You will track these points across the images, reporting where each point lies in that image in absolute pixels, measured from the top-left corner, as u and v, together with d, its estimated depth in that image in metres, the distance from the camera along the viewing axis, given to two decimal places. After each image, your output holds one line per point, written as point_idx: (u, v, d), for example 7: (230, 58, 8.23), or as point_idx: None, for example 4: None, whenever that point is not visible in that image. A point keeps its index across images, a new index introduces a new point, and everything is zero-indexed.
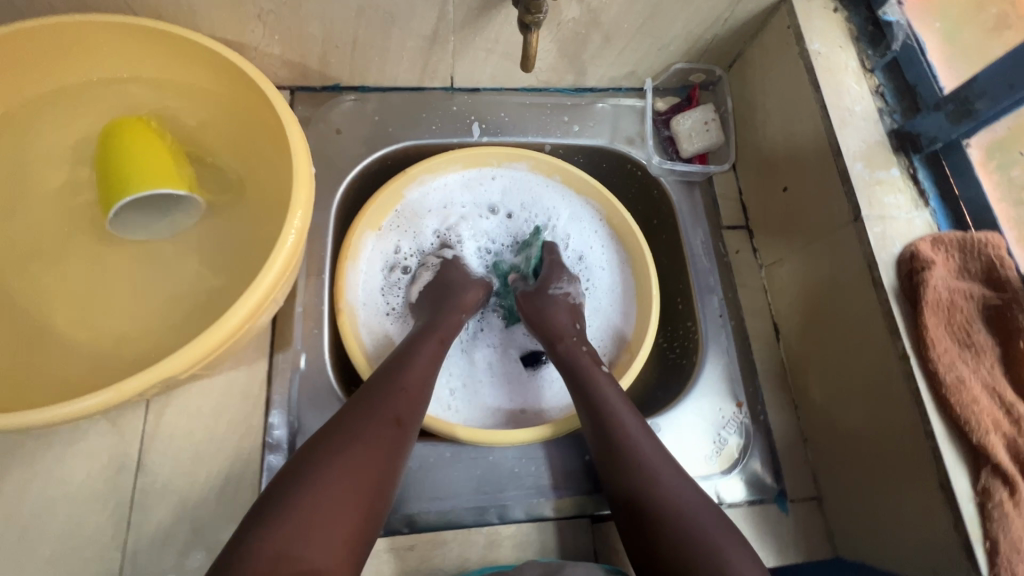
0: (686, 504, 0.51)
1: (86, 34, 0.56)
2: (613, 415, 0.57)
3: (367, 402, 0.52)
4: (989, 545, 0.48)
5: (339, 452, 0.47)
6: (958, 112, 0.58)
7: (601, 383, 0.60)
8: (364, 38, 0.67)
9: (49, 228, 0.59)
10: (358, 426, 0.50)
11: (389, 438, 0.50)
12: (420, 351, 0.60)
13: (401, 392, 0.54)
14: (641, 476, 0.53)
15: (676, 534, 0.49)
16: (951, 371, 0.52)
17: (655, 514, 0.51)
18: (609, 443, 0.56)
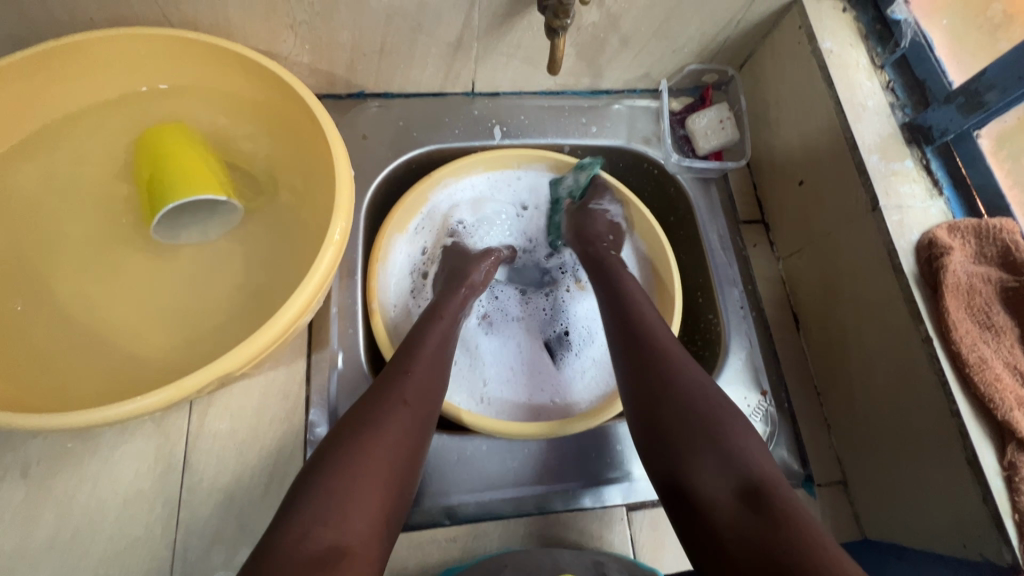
0: (717, 400, 0.53)
1: (129, 46, 0.58)
2: (650, 328, 0.60)
3: (375, 390, 0.54)
4: (1018, 517, 0.49)
5: (352, 438, 0.49)
6: (970, 104, 0.60)
7: (637, 298, 0.64)
8: (391, 46, 0.69)
9: (90, 236, 0.60)
10: (367, 411, 0.51)
11: (397, 420, 0.52)
12: (422, 337, 0.61)
13: (405, 375, 0.55)
14: (676, 374, 0.55)
15: (714, 430, 0.51)
16: (973, 351, 0.54)
17: (691, 414, 0.52)
18: (645, 345, 0.58)
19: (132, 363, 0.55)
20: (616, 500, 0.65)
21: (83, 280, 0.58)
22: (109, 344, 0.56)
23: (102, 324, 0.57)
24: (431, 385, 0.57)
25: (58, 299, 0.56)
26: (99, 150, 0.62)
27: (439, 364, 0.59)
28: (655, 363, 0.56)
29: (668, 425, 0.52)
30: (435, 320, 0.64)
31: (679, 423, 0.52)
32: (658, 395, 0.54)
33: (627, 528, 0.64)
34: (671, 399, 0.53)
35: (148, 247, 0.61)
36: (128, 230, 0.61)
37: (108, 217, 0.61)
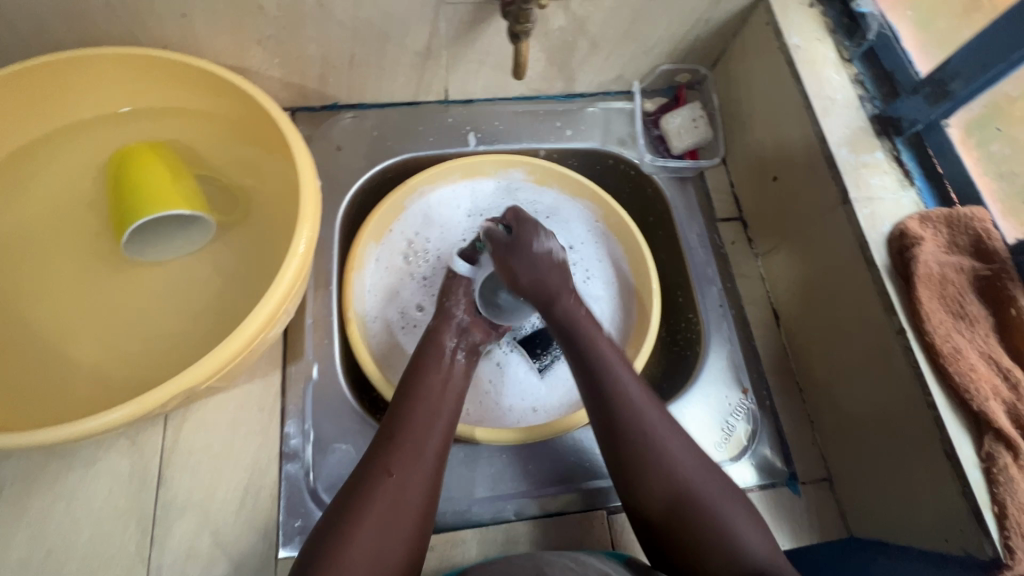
0: (709, 499, 0.53)
1: (95, 67, 0.59)
2: (641, 415, 0.57)
3: (363, 467, 0.52)
4: (998, 509, 0.49)
5: (342, 529, 0.48)
6: (935, 93, 0.60)
7: (620, 374, 0.59)
8: (361, 57, 0.70)
9: (60, 252, 0.60)
10: (355, 494, 0.50)
11: (382, 496, 0.50)
12: (413, 393, 0.59)
13: (388, 444, 0.54)
14: (659, 445, 0.55)
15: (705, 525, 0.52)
16: (947, 341, 0.54)
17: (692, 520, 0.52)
18: (640, 436, 0.56)
19: (102, 380, 0.55)
20: (596, 504, 0.64)
21: (54, 298, 0.58)
22: (78, 362, 0.56)
23: (72, 342, 0.57)
24: (423, 445, 0.54)
25: (29, 318, 0.56)
26: (70, 169, 0.62)
27: (431, 422, 0.57)
28: (645, 446, 0.55)
29: (673, 527, 0.53)
30: (428, 368, 0.61)
31: (679, 519, 0.53)
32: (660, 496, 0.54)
33: (608, 532, 0.63)
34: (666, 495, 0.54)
35: (119, 264, 0.61)
36: (98, 247, 0.61)
37: (79, 235, 0.61)
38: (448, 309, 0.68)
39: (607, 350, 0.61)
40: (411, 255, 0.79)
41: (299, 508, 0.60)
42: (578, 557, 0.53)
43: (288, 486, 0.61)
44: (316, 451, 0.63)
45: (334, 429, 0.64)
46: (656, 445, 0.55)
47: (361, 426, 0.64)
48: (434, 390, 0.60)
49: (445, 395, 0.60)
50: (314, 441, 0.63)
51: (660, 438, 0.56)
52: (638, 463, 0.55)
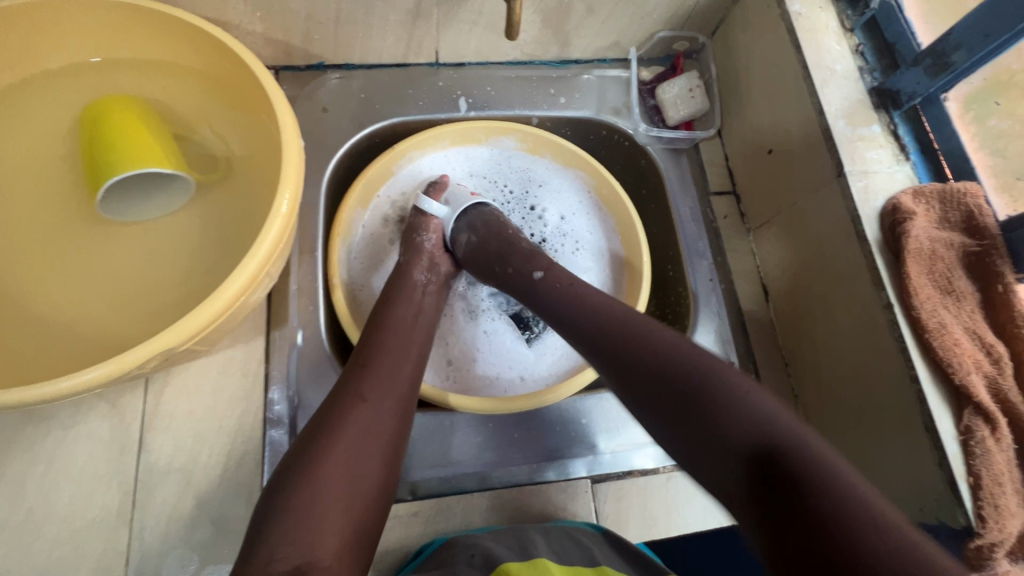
0: (710, 380, 0.44)
1: (62, 12, 0.55)
2: (624, 320, 0.52)
3: (334, 394, 0.50)
4: (973, 480, 0.50)
5: (309, 452, 0.45)
6: (936, 65, 0.59)
7: (592, 297, 0.55)
8: (347, 13, 0.67)
9: (30, 210, 0.58)
10: (327, 417, 0.48)
11: (354, 419, 0.47)
12: (385, 328, 0.57)
13: (364, 374, 0.51)
14: (617, 328, 0.52)
15: (692, 385, 0.45)
16: (934, 317, 0.54)
17: (675, 387, 0.46)
18: (627, 359, 0.49)
19: (78, 342, 0.54)
20: (581, 472, 0.65)
21: (27, 258, 0.56)
22: (51, 323, 0.54)
23: (46, 303, 0.55)
24: (396, 374, 0.53)
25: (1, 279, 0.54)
26: (41, 123, 0.60)
27: (403, 353, 0.55)
28: (623, 343, 0.50)
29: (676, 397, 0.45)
30: (398, 304, 0.60)
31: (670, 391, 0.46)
32: (652, 381, 0.47)
33: (591, 501, 0.64)
34: (671, 387, 0.46)
35: (95, 223, 0.59)
36: (72, 206, 0.59)
37: (51, 193, 0.59)
38: (418, 245, 0.68)
39: (580, 283, 0.58)
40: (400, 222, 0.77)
41: None
42: (564, 537, 0.56)
43: (272, 451, 0.61)
44: (299, 415, 0.63)
45: (318, 395, 0.63)
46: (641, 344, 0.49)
47: None
48: (406, 323, 0.58)
49: (415, 328, 0.59)
50: (298, 408, 0.63)
51: (639, 329, 0.51)
52: (624, 357, 0.50)
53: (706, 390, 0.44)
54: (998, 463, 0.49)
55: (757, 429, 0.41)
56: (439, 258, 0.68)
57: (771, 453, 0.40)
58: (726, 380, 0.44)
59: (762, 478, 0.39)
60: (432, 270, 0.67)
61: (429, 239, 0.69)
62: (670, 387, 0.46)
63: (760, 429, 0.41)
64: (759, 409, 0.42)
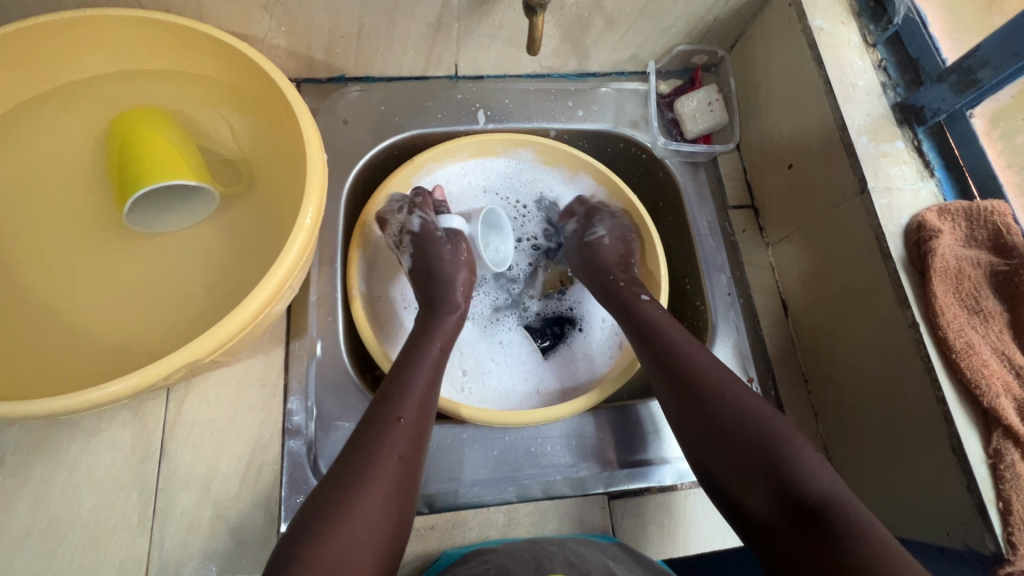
0: (767, 431, 0.50)
1: (95, 28, 0.57)
2: (679, 340, 0.59)
3: (361, 443, 0.50)
4: (1003, 505, 0.49)
5: (336, 507, 0.45)
6: (962, 82, 0.59)
7: (667, 328, 0.60)
8: (370, 27, 0.68)
9: (58, 221, 0.59)
10: (356, 466, 0.48)
11: (383, 474, 0.48)
12: (413, 369, 0.56)
13: (396, 424, 0.51)
14: (675, 345, 0.58)
15: (743, 429, 0.51)
16: (960, 337, 0.53)
17: (728, 415, 0.52)
18: (680, 368, 0.56)
19: (103, 352, 0.54)
20: (599, 488, 0.65)
21: (57, 268, 0.57)
22: (77, 332, 0.55)
23: (73, 313, 0.56)
24: (422, 421, 0.53)
25: (29, 288, 0.55)
26: (71, 135, 0.61)
27: (430, 405, 0.55)
28: (676, 356, 0.57)
29: (722, 425, 0.52)
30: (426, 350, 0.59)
31: (712, 412, 0.53)
32: (697, 396, 0.54)
33: (608, 516, 0.64)
34: (723, 415, 0.52)
35: (121, 234, 0.60)
36: (99, 217, 0.60)
37: (80, 204, 0.60)
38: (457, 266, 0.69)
39: (656, 313, 0.63)
40: (414, 207, 0.72)
41: (300, 483, 0.60)
42: (579, 550, 0.55)
43: (291, 462, 0.61)
44: (317, 426, 0.63)
45: (336, 406, 0.64)
46: (694, 363, 0.56)
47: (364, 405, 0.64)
48: (433, 368, 0.58)
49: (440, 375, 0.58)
50: (316, 419, 0.63)
51: (690, 353, 0.57)
52: (670, 364, 0.57)
53: (771, 441, 0.50)
54: None
55: (810, 498, 0.46)
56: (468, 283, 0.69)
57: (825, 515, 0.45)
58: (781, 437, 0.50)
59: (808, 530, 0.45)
60: (466, 296, 0.68)
61: (462, 274, 0.69)
62: (723, 419, 0.52)
63: (823, 512, 0.45)
64: (811, 469, 0.48)
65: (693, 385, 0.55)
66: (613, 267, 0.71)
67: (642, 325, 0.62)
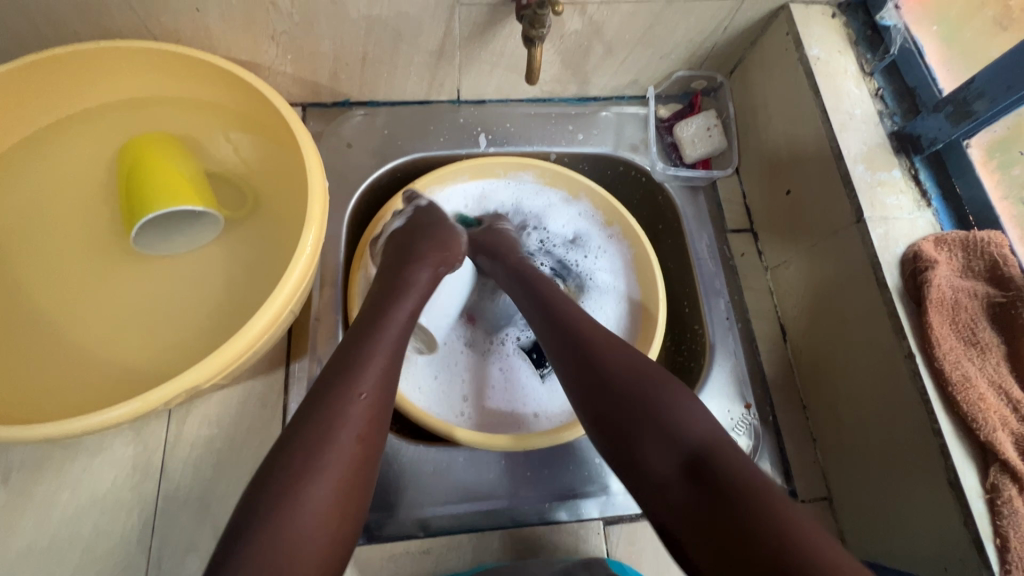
0: (649, 385, 0.49)
1: (108, 59, 0.59)
2: (573, 310, 0.58)
3: (309, 420, 0.44)
4: (1000, 542, 0.49)
5: (275, 491, 0.41)
6: (958, 113, 0.59)
7: (562, 296, 0.60)
8: (374, 55, 0.69)
9: (68, 245, 0.60)
10: (294, 455, 0.42)
11: (324, 470, 0.42)
12: (369, 343, 0.50)
13: (350, 402, 0.45)
14: (576, 314, 0.57)
15: (630, 386, 0.49)
16: (957, 369, 0.53)
17: (618, 374, 0.50)
18: (573, 333, 0.55)
19: (107, 374, 0.56)
20: (594, 513, 0.65)
21: (66, 290, 0.59)
22: (82, 353, 0.56)
23: (79, 335, 0.57)
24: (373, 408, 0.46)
25: (37, 310, 0.57)
26: (84, 160, 0.63)
27: (386, 379, 0.49)
28: (572, 327, 0.56)
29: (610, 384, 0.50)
30: (380, 325, 0.53)
31: (607, 374, 0.51)
32: (588, 359, 0.52)
33: (603, 541, 0.64)
34: (611, 375, 0.51)
35: (128, 256, 0.62)
36: (108, 240, 0.62)
37: (90, 227, 0.62)
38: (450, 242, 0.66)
39: (546, 284, 0.63)
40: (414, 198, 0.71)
41: None
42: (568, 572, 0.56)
43: None
44: None
45: None
46: (587, 329, 0.55)
47: None
48: (393, 338, 0.52)
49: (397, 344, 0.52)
50: None
51: (586, 322, 0.56)
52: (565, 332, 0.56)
53: (651, 396, 0.48)
54: None
55: (694, 444, 0.45)
56: (433, 253, 0.63)
57: (703, 456, 0.44)
58: (672, 403, 0.47)
59: (697, 479, 0.43)
60: (436, 266, 0.63)
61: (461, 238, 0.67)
62: (612, 378, 0.50)
63: (697, 458, 0.44)
64: (694, 417, 0.47)
65: (585, 348, 0.53)
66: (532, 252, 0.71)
67: (544, 299, 0.61)
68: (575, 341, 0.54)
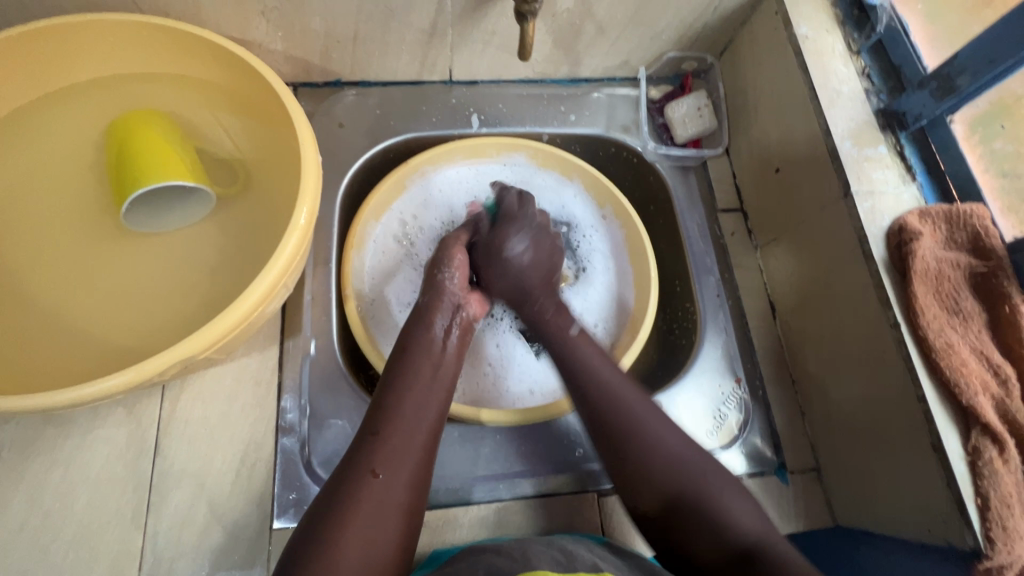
0: (690, 473, 0.54)
1: (95, 33, 0.58)
2: (604, 375, 0.60)
3: (344, 466, 0.50)
4: (981, 501, 0.50)
5: (321, 531, 0.45)
6: (941, 88, 0.60)
7: (581, 344, 0.63)
8: (365, 33, 0.69)
9: (56, 221, 0.60)
10: (337, 496, 0.47)
11: (369, 497, 0.47)
12: (398, 380, 0.56)
13: (371, 439, 0.51)
14: (594, 373, 0.60)
15: (667, 473, 0.54)
16: (940, 337, 0.54)
17: (657, 466, 0.55)
18: (592, 403, 0.59)
19: (99, 350, 0.55)
20: (588, 486, 0.66)
21: (55, 266, 0.58)
22: (74, 330, 0.56)
23: (69, 311, 0.57)
24: (409, 441, 0.52)
25: (26, 286, 0.56)
26: (71, 137, 0.62)
27: (418, 412, 0.54)
28: (603, 403, 0.58)
29: (649, 475, 0.55)
30: (417, 357, 0.58)
31: (635, 462, 0.55)
32: (621, 443, 0.56)
33: (598, 514, 0.65)
34: (640, 462, 0.55)
35: (119, 233, 0.61)
36: (97, 217, 0.61)
37: (78, 204, 0.61)
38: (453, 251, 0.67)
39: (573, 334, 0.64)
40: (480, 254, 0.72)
41: (293, 481, 0.61)
42: (567, 550, 0.53)
43: (284, 459, 0.62)
44: (311, 424, 0.63)
45: (330, 404, 0.65)
46: (609, 392, 0.58)
47: (357, 402, 0.65)
48: (431, 365, 0.58)
49: (433, 377, 0.57)
50: (310, 417, 0.64)
51: (614, 386, 0.59)
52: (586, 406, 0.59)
53: (693, 484, 0.54)
54: (1006, 484, 0.50)
55: (739, 544, 0.51)
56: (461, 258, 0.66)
57: (753, 556, 0.50)
58: (714, 485, 0.54)
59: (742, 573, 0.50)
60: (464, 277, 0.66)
61: (457, 256, 0.66)
62: (649, 469, 0.55)
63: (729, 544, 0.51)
64: (733, 512, 0.53)
65: (605, 419, 0.57)
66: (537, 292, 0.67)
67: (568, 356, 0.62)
68: (598, 402, 0.58)
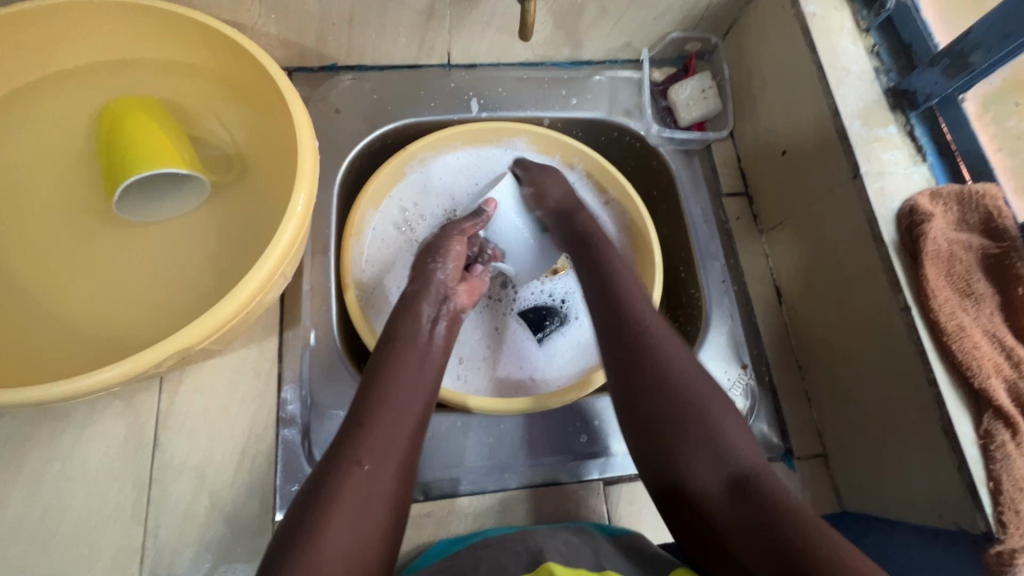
0: (695, 391, 0.53)
1: (82, 15, 0.56)
2: (646, 311, 0.59)
3: (331, 453, 0.48)
4: (993, 485, 0.49)
5: (305, 519, 0.43)
6: (954, 66, 0.59)
7: (627, 281, 0.63)
8: (361, 14, 0.67)
9: (47, 212, 0.58)
10: (321, 484, 0.46)
11: (356, 487, 0.46)
12: (386, 371, 0.54)
13: (357, 428, 0.50)
14: (637, 304, 0.60)
15: (671, 380, 0.53)
16: (952, 319, 0.53)
17: (668, 404, 0.52)
18: (620, 323, 0.58)
19: (94, 341, 0.54)
20: (594, 474, 0.65)
21: (46, 258, 0.57)
22: (68, 322, 0.55)
23: (63, 303, 0.55)
24: (395, 432, 0.50)
25: (17, 277, 0.55)
26: (59, 124, 0.60)
27: (407, 403, 0.53)
28: (631, 318, 0.58)
29: (649, 406, 0.53)
30: (404, 347, 0.57)
31: (653, 359, 0.55)
32: (639, 340, 0.56)
33: (603, 503, 0.64)
34: (652, 374, 0.54)
35: (112, 223, 0.60)
36: (89, 207, 0.60)
37: (69, 193, 0.59)
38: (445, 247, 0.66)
39: (619, 266, 0.65)
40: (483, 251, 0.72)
41: (295, 472, 0.60)
42: (570, 539, 0.52)
43: (286, 450, 0.61)
44: (312, 415, 0.63)
45: (332, 395, 0.64)
46: (648, 329, 0.57)
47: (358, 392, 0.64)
48: (418, 357, 0.57)
49: (422, 369, 0.56)
50: (311, 407, 0.63)
51: (645, 314, 0.59)
52: (616, 319, 0.59)
53: (694, 403, 0.52)
54: (1020, 469, 0.49)
55: (731, 464, 0.48)
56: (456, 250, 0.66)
57: (747, 480, 0.47)
58: (720, 419, 0.51)
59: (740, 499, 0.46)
60: (457, 262, 0.66)
61: (454, 248, 0.66)
62: (653, 365, 0.54)
63: (731, 469, 0.48)
64: (732, 439, 0.50)
65: (638, 334, 0.57)
66: (584, 208, 0.72)
67: (602, 287, 0.63)
68: (622, 308, 0.59)
